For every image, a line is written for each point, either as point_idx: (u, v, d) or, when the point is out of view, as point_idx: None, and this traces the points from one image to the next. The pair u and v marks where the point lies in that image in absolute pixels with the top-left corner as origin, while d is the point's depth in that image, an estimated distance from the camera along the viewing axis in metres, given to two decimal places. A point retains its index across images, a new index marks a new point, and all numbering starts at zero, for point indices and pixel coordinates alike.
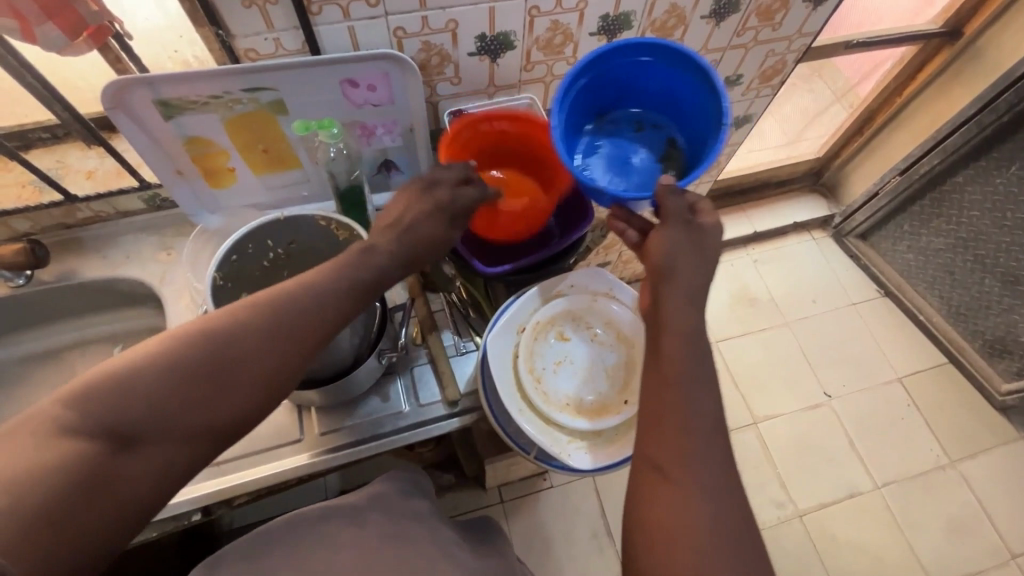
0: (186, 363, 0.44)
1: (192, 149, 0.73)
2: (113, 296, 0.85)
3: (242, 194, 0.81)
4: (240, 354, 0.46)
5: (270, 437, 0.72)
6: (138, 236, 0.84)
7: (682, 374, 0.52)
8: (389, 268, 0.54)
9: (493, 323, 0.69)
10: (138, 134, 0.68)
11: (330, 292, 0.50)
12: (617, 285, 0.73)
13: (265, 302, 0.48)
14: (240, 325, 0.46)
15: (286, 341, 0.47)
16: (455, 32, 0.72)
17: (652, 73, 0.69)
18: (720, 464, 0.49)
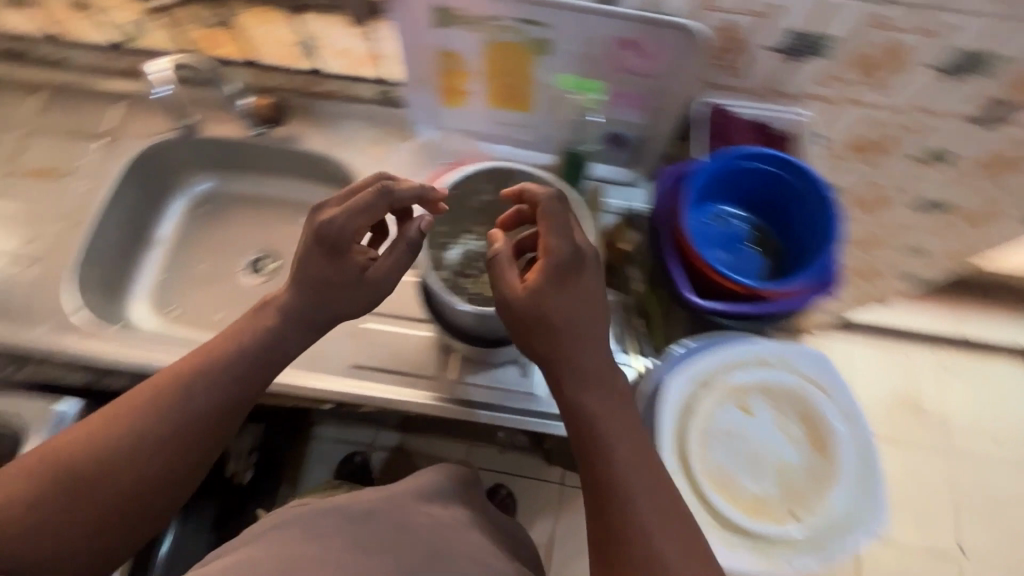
0: (72, 471, 0.53)
1: (441, 62, 0.71)
2: (318, 170, 0.88)
3: (464, 119, 0.78)
4: (119, 452, 0.54)
5: (409, 363, 0.74)
6: (360, 124, 0.85)
7: (610, 453, 0.54)
8: (292, 322, 0.60)
9: (679, 363, 0.66)
10: (405, 32, 0.67)
11: (217, 371, 0.57)
12: (829, 383, 0.67)
13: (158, 383, 0.57)
14: (118, 433, 0.54)
15: (172, 425, 0.55)
16: (767, 20, 0.62)
17: (757, 177, 0.66)
18: (673, 528, 0.51)
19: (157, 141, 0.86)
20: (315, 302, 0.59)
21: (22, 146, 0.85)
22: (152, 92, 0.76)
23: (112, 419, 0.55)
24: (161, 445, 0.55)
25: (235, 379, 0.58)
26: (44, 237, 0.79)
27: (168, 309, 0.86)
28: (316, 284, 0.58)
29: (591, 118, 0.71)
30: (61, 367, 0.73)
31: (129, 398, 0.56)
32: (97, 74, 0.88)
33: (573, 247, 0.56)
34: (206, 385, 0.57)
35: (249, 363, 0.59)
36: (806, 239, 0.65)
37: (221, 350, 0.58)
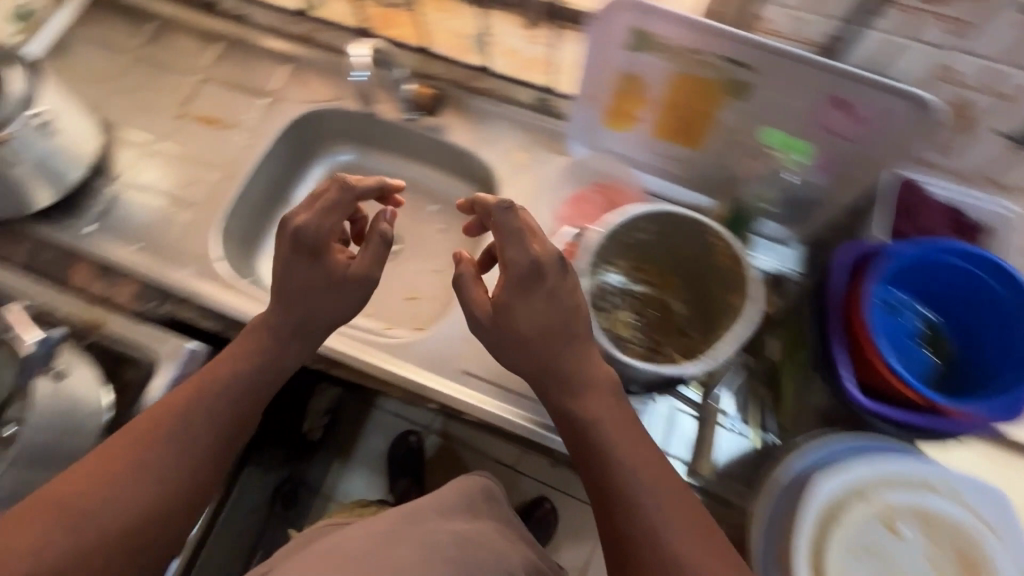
0: (70, 522, 0.52)
1: (621, 86, 0.67)
2: (457, 164, 0.88)
3: (623, 144, 0.75)
4: (123, 492, 0.54)
5: (517, 383, 0.72)
6: (510, 128, 0.84)
7: (608, 453, 0.56)
8: (291, 334, 0.63)
9: (837, 465, 0.59)
10: (594, 50, 0.64)
11: (221, 395, 0.60)
12: (1002, 526, 0.59)
13: (151, 421, 0.58)
14: (115, 476, 0.55)
15: (177, 454, 0.57)
16: (1006, 102, 0.56)
17: (950, 272, 0.60)
18: (683, 525, 0.53)
19: (314, 109, 0.88)
20: (309, 321, 0.63)
21: (196, 92, 0.90)
22: (352, 75, 0.79)
23: (107, 469, 0.55)
24: (171, 477, 0.56)
25: (237, 401, 0.61)
26: (202, 184, 0.84)
27: None
28: (301, 295, 0.62)
29: (788, 178, 0.66)
30: (198, 311, 0.77)
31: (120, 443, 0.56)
32: (271, 34, 0.91)
33: (532, 258, 0.57)
34: (207, 411, 0.59)
35: (249, 381, 0.62)
36: (994, 357, 0.59)
37: (218, 375, 0.61)
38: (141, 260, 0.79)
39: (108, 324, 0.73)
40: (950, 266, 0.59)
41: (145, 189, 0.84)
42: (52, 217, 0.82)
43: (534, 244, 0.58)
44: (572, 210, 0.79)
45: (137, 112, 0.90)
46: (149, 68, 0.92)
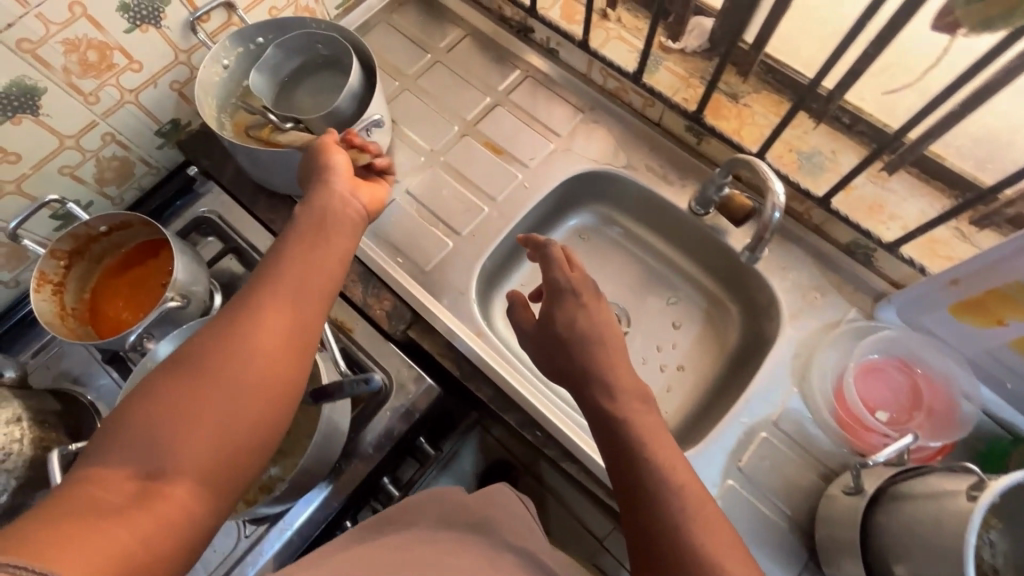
0: (182, 366, 0.43)
1: (1011, 291, 0.57)
2: (729, 273, 0.82)
3: (962, 335, 0.65)
4: (230, 324, 0.45)
5: (770, 551, 0.64)
6: (809, 262, 0.75)
7: (632, 448, 0.50)
8: (324, 176, 0.59)
9: None
10: (1006, 249, 0.55)
11: (302, 229, 0.53)
12: None
13: (229, 306, 0.47)
14: (216, 320, 0.46)
15: (277, 278, 0.49)
16: None
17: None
18: (715, 535, 0.45)
19: (597, 169, 0.84)
20: (337, 179, 0.59)
21: (484, 113, 0.88)
22: (772, 210, 0.65)
23: (188, 363, 0.43)
24: (272, 345, 0.45)
25: (312, 251, 0.52)
26: (470, 213, 0.81)
27: None
28: (324, 172, 0.59)
29: None
30: (439, 347, 0.76)
31: (200, 335, 0.45)
32: (575, 77, 0.87)
33: (568, 280, 0.61)
34: (282, 271, 0.49)
35: (319, 230, 0.54)
36: None
37: (283, 242, 0.52)
38: (399, 274, 0.77)
39: (355, 330, 0.74)
40: None
41: (414, 199, 0.82)
42: None
43: (572, 271, 0.62)
44: (864, 384, 0.69)
45: (423, 118, 0.88)
46: (445, 73, 0.91)
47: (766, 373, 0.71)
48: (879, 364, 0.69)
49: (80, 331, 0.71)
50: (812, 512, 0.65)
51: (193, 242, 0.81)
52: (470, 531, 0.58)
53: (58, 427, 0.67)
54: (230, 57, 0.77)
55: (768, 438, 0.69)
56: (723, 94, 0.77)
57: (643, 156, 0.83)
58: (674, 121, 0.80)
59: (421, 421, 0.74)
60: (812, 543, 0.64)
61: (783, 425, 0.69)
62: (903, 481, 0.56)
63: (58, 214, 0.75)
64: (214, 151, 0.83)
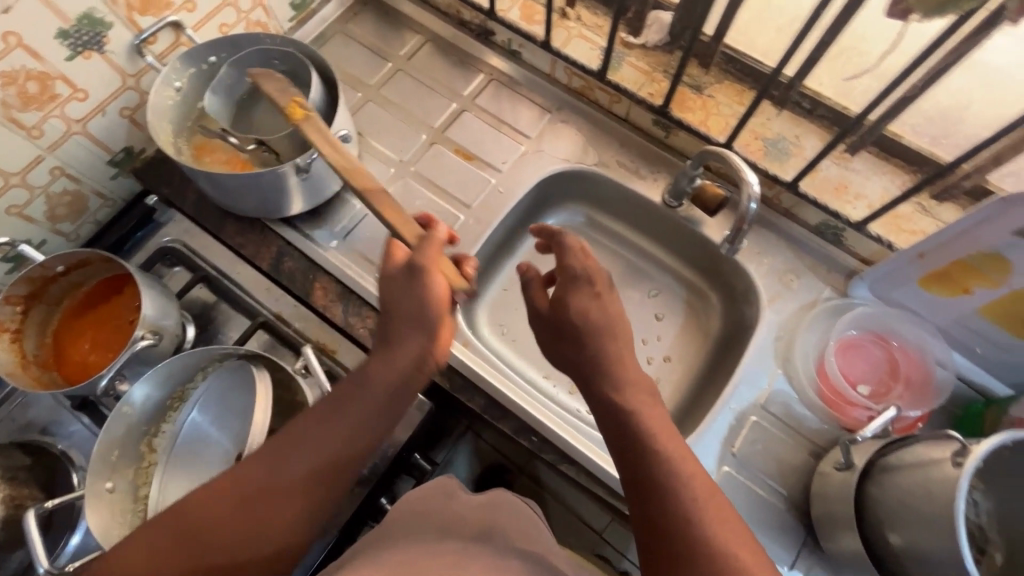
0: (206, 514, 0.46)
1: (974, 260, 0.60)
2: (707, 262, 0.83)
3: (932, 307, 0.68)
4: (264, 483, 0.48)
5: (769, 531, 0.66)
6: (782, 245, 0.77)
7: (641, 440, 0.50)
8: (416, 324, 0.55)
9: None
10: (966, 222, 0.57)
11: (363, 393, 0.53)
12: None
13: (272, 449, 0.50)
14: (256, 469, 0.49)
15: (318, 451, 0.50)
16: None
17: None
18: (722, 521, 0.45)
19: (569, 168, 0.84)
20: (423, 333, 0.55)
21: (450, 120, 0.86)
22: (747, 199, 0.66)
23: (215, 500, 0.47)
24: (284, 524, 0.48)
25: (364, 424, 0.52)
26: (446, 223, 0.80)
27: (499, 325, 0.85)
28: (418, 313, 0.55)
29: None
30: None
31: (239, 468, 0.49)
32: (540, 77, 0.87)
33: (585, 269, 0.59)
34: (329, 436, 0.51)
35: (381, 399, 0.53)
36: None
37: (347, 392, 0.53)
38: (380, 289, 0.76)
39: (338, 352, 0.74)
40: None
41: None
42: (299, 223, 0.80)
43: (587, 261, 0.61)
44: (844, 361, 0.71)
45: (388, 129, 0.86)
46: (407, 82, 0.89)
47: (751, 358, 0.73)
48: (855, 339, 0.71)
49: (46, 378, 0.67)
50: (805, 488, 0.67)
51: (159, 274, 0.78)
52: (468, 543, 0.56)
53: (29, 483, 0.65)
54: (182, 79, 0.74)
55: (758, 421, 0.70)
56: (688, 86, 0.78)
57: (613, 153, 0.83)
58: (641, 116, 0.81)
59: (413, 437, 0.73)
60: (808, 520, 0.66)
61: (771, 407, 0.71)
62: (892, 450, 0.58)
63: (8, 256, 0.71)
64: (172, 178, 0.80)
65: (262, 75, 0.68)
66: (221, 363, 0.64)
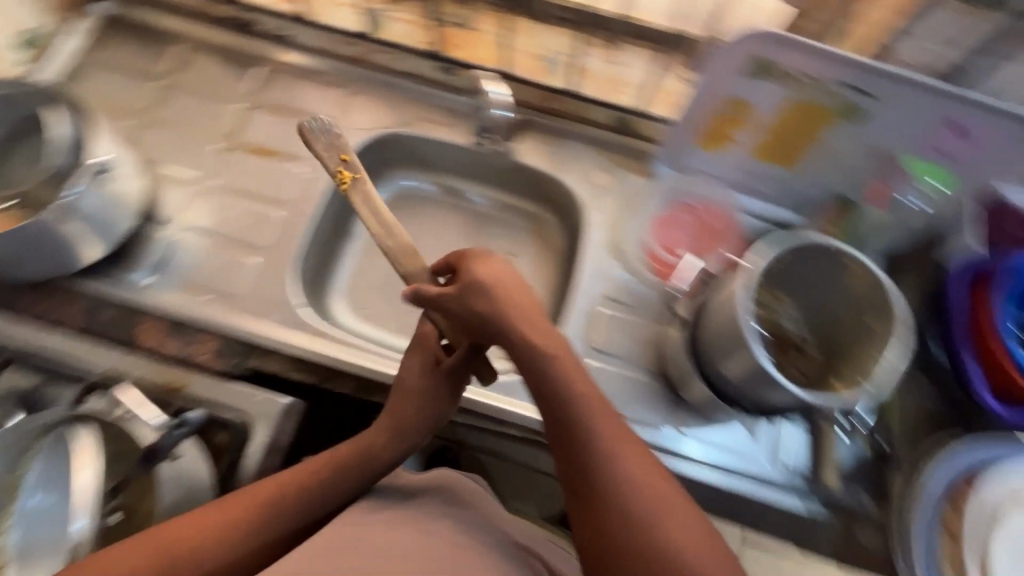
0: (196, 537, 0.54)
1: (728, 111, 0.67)
2: (533, 187, 0.86)
3: (717, 165, 0.75)
4: (261, 514, 0.57)
5: (641, 405, 0.71)
6: (588, 149, 0.82)
7: (557, 388, 0.55)
8: (423, 425, 0.66)
9: (945, 470, 0.64)
10: (708, 81, 0.64)
11: (365, 462, 0.64)
12: None
13: (269, 495, 0.58)
14: (253, 505, 0.57)
15: (307, 498, 0.60)
16: None
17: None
18: (631, 457, 0.52)
19: (374, 136, 0.83)
20: (423, 429, 0.66)
21: (240, 121, 0.83)
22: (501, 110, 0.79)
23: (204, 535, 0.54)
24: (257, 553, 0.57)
25: (345, 489, 0.63)
26: (265, 223, 0.78)
27: (362, 308, 0.85)
28: (428, 417, 0.66)
29: (911, 202, 0.66)
30: (283, 363, 0.72)
31: (232, 507, 0.56)
32: (320, 56, 0.85)
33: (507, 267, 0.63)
34: (312, 499, 0.60)
35: (366, 470, 0.64)
36: None
37: (347, 459, 0.63)
38: (214, 309, 0.73)
39: (190, 386, 0.68)
40: None
41: (203, 232, 0.77)
42: (103, 270, 0.74)
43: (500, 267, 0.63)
44: (662, 234, 0.78)
45: (176, 147, 0.81)
46: (181, 94, 0.84)
47: (587, 258, 0.78)
48: (667, 216, 0.79)
49: None
50: (662, 356, 0.73)
51: None
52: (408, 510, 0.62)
53: None
54: None
55: (610, 313, 0.75)
56: (450, 26, 0.79)
57: (412, 109, 0.84)
58: (423, 65, 0.83)
59: (295, 441, 0.71)
60: (670, 381, 0.72)
61: (616, 296, 0.76)
62: (710, 295, 0.64)
63: None
64: None
65: (313, 131, 0.66)
66: (46, 436, 0.57)
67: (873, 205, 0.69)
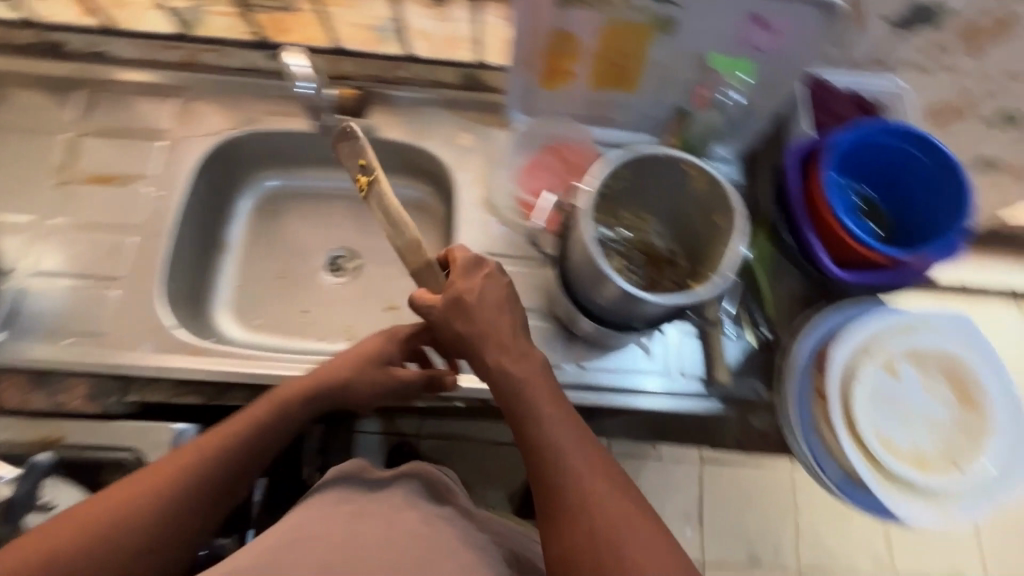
0: (125, 495, 0.56)
1: (555, 44, 0.67)
2: (402, 162, 0.85)
3: (564, 102, 0.76)
4: (186, 464, 0.58)
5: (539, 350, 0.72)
6: (443, 111, 0.81)
7: (531, 411, 0.55)
8: (340, 392, 0.66)
9: (817, 334, 0.62)
10: (524, 17, 0.64)
11: (289, 408, 0.64)
12: (976, 341, 0.60)
13: (188, 460, 0.59)
14: (179, 459, 0.59)
15: (232, 446, 0.61)
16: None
17: (883, 150, 0.66)
18: (599, 477, 0.53)
19: (221, 140, 0.80)
20: (341, 392, 0.66)
21: (71, 152, 0.78)
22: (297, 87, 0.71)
23: (131, 499, 0.56)
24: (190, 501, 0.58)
25: (272, 434, 0.63)
26: (119, 251, 0.73)
27: (252, 318, 0.83)
28: (351, 395, 0.67)
29: (732, 98, 0.69)
30: (166, 391, 0.69)
31: (161, 472, 0.58)
32: (143, 68, 0.80)
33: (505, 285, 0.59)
34: (239, 448, 0.61)
35: (289, 416, 0.64)
36: (929, 213, 0.66)
37: (263, 420, 0.62)
38: (77, 352, 0.68)
39: (69, 437, 0.65)
40: (900, 144, 0.65)
41: (52, 275, 0.72)
42: None
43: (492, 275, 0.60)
44: (531, 180, 0.77)
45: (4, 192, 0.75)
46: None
47: (462, 219, 0.78)
48: (534, 161, 0.78)
49: None
50: (551, 298, 0.74)
51: None
52: (376, 502, 0.66)
53: None
54: None
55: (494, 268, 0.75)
56: (276, 9, 0.77)
57: (256, 104, 0.81)
58: (254, 57, 0.79)
59: None
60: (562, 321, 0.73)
61: (496, 250, 0.76)
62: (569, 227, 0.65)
63: None
64: None
65: (343, 137, 0.69)
66: None
67: (699, 108, 0.72)
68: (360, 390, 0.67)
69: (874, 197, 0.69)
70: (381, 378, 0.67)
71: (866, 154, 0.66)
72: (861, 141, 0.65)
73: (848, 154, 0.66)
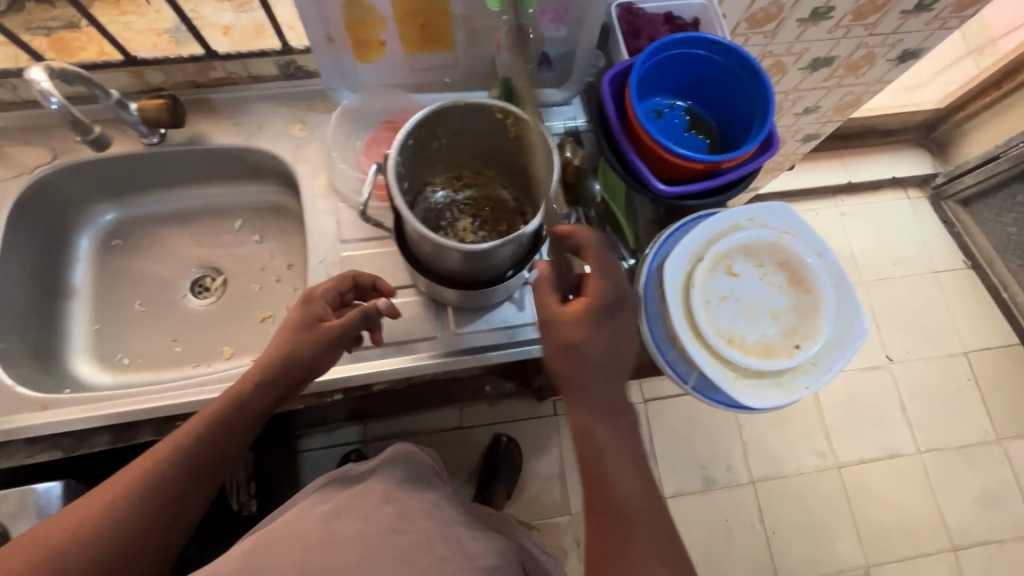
0: (83, 518, 0.50)
1: (349, 14, 0.64)
2: (243, 165, 0.82)
3: (384, 72, 0.74)
4: (150, 482, 0.53)
5: (409, 327, 0.71)
6: (269, 106, 0.79)
7: (604, 459, 0.51)
8: (283, 373, 0.59)
9: (660, 246, 0.63)
10: None
11: (241, 405, 0.58)
12: (799, 225, 0.64)
13: (149, 465, 0.54)
14: (148, 472, 0.53)
15: (189, 455, 0.55)
16: None
17: (688, 64, 0.68)
18: (650, 537, 0.50)
19: (30, 180, 0.74)
20: (283, 370, 0.59)
21: None
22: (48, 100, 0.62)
23: (83, 519, 0.50)
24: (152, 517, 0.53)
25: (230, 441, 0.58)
26: None
27: (118, 359, 0.79)
28: (295, 369, 0.60)
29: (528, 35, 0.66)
30: (19, 454, 0.65)
31: (119, 481, 0.53)
32: None
33: (618, 290, 0.54)
34: (198, 458, 0.56)
35: (242, 419, 0.58)
36: (742, 113, 0.68)
37: (215, 423, 0.57)
38: None
39: None
40: (699, 55, 0.67)
41: None
42: None
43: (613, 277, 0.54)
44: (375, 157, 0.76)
45: None
46: None
47: (310, 212, 0.75)
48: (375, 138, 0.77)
49: None
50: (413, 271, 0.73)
51: None
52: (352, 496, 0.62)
53: None
54: None
55: (351, 254, 0.74)
56: (61, 30, 0.74)
57: (67, 133, 0.76)
58: None
59: None
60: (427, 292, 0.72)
61: (350, 236, 0.74)
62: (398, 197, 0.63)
63: None
64: None
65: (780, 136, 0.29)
66: None
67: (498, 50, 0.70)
68: (302, 359, 0.59)
69: (695, 111, 0.72)
70: (307, 343, 0.60)
71: (671, 70, 0.68)
72: (662, 58, 0.67)
73: (654, 74, 0.68)
